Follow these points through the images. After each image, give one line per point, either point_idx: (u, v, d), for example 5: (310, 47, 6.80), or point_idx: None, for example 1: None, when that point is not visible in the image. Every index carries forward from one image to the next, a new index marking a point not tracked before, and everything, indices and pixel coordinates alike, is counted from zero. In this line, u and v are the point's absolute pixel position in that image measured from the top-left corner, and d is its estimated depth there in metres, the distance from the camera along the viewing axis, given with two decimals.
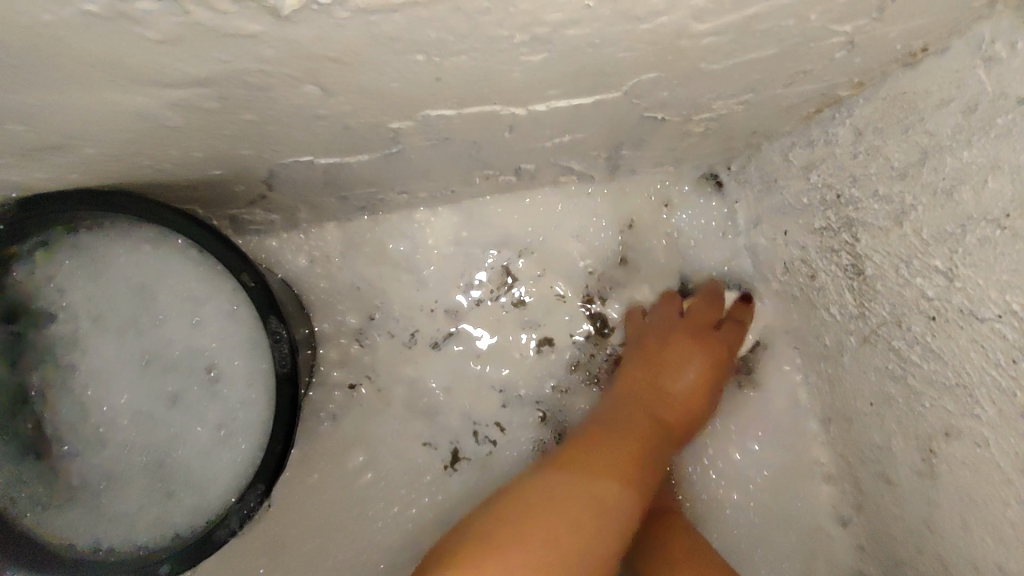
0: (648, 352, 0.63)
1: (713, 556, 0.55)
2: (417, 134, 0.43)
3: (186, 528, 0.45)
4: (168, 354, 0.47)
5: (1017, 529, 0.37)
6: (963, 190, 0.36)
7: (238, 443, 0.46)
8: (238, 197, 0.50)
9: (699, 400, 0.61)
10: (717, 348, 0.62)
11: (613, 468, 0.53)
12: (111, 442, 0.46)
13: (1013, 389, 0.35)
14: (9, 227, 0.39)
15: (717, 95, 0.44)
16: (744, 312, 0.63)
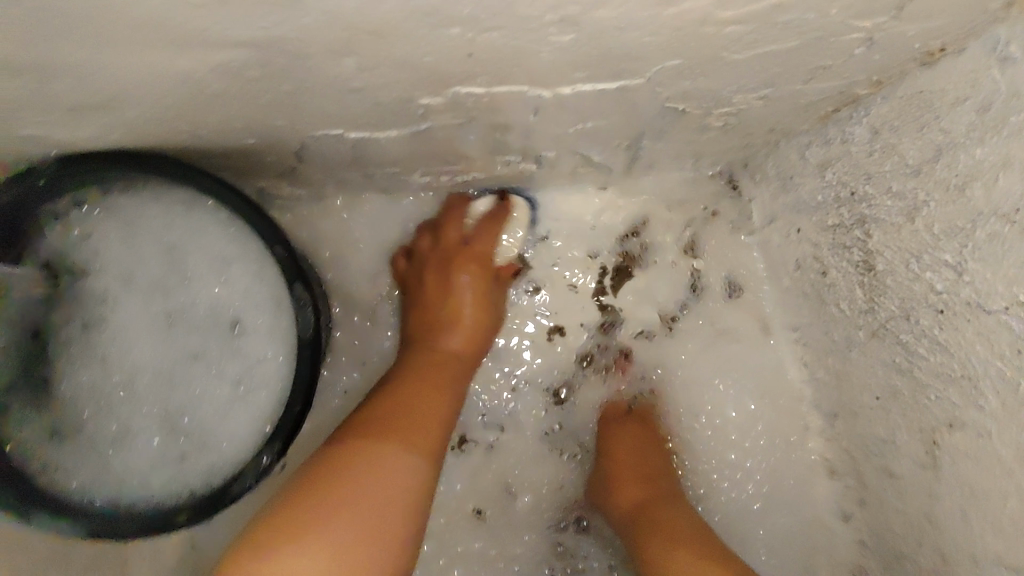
0: (420, 303, 0.62)
1: (711, 538, 0.54)
2: (446, 112, 0.45)
3: (204, 482, 0.46)
4: (191, 313, 0.48)
5: (1015, 520, 0.37)
6: (974, 186, 0.37)
7: (258, 398, 0.48)
8: (268, 169, 0.52)
9: (484, 315, 0.62)
10: (476, 262, 0.63)
11: (406, 392, 0.52)
12: (132, 397, 0.47)
13: (1017, 380, 0.36)
14: (47, 184, 0.41)
15: (738, 87, 0.45)
16: (498, 215, 0.64)
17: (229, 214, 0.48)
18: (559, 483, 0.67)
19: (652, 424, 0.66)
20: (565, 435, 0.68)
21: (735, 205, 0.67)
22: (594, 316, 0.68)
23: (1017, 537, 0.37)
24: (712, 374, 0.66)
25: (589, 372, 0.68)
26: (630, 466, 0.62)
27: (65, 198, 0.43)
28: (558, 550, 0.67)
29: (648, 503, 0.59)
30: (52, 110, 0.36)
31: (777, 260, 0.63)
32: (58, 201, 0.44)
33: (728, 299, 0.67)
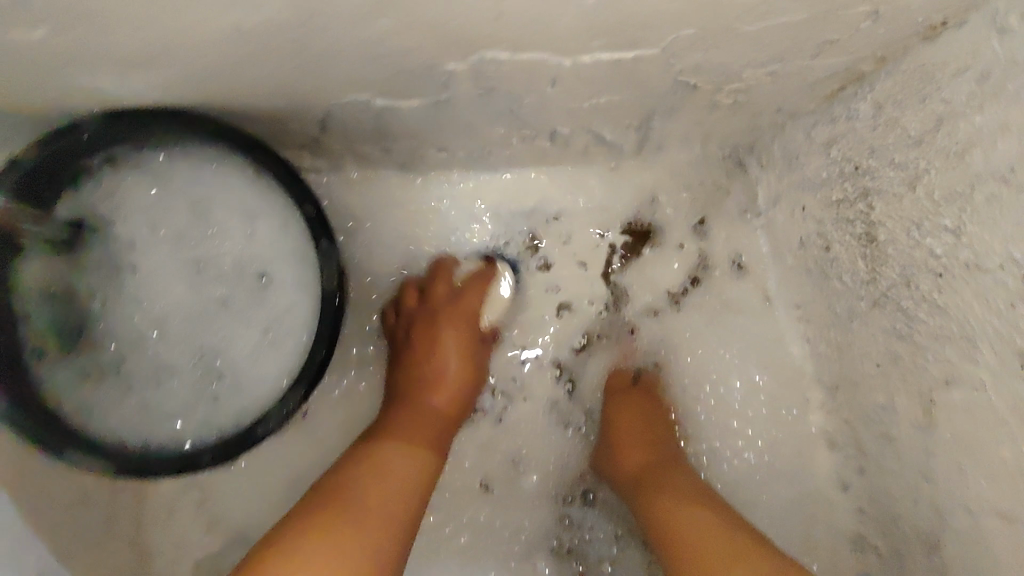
0: (405, 360, 0.64)
1: (717, 504, 0.56)
2: (468, 80, 0.46)
3: (231, 424, 0.52)
4: (220, 263, 0.52)
5: (1011, 470, 0.39)
6: (973, 151, 0.39)
7: (284, 345, 0.53)
8: (293, 137, 0.54)
9: (467, 379, 0.64)
10: (462, 321, 0.65)
11: (391, 448, 0.55)
12: (163, 344, 0.51)
13: (1011, 333, 0.38)
14: (86, 141, 0.46)
15: (748, 62, 0.47)
16: (486, 274, 0.67)
17: (256, 169, 0.51)
18: (565, 454, 0.69)
19: (653, 392, 0.68)
20: (572, 407, 0.70)
21: (741, 187, 0.69)
22: (602, 294, 0.70)
23: (1011, 486, 0.39)
24: (716, 350, 0.68)
25: (595, 348, 0.70)
26: (631, 432, 0.64)
27: (100, 154, 0.48)
28: (564, 521, 0.68)
29: (653, 466, 0.61)
30: (106, 61, 0.39)
31: (782, 239, 0.65)
32: (90, 156, 0.48)
33: (733, 278, 0.69)
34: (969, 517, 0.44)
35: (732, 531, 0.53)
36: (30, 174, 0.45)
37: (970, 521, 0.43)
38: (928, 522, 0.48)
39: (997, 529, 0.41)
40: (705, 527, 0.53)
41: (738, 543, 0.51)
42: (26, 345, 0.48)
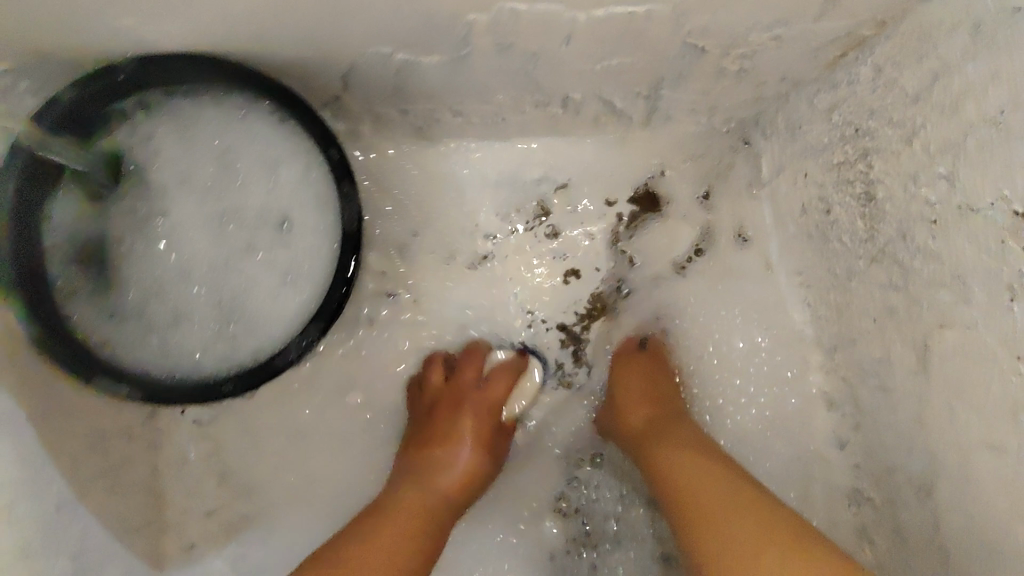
0: (425, 432, 0.66)
1: (715, 450, 0.58)
2: (487, 33, 0.49)
3: (252, 359, 0.54)
4: (244, 211, 0.54)
5: (999, 398, 0.42)
6: (967, 101, 0.42)
7: (303, 287, 0.56)
8: (316, 93, 0.56)
9: (480, 467, 0.65)
10: (484, 408, 0.67)
11: (394, 521, 0.56)
12: (188, 283, 0.54)
13: (998, 266, 0.41)
14: (120, 84, 0.49)
15: (754, 24, 0.49)
16: (518, 365, 0.70)
17: (282, 116, 0.54)
18: (568, 416, 0.72)
19: (660, 357, 0.70)
20: (576, 372, 0.73)
21: (745, 159, 0.71)
22: (608, 260, 0.73)
23: (998, 416, 0.43)
24: (719, 315, 0.71)
25: (600, 312, 0.73)
26: (634, 393, 0.66)
27: (131, 99, 0.51)
28: (569, 480, 0.71)
29: (656, 419, 0.63)
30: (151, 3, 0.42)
31: (784, 208, 0.67)
32: (126, 101, 0.51)
33: (737, 246, 0.71)
34: (959, 454, 0.46)
35: (732, 477, 0.54)
36: (70, 113, 0.48)
37: (960, 458, 0.46)
38: (921, 466, 0.50)
39: (984, 464, 0.44)
40: (706, 475, 0.55)
41: (736, 488, 0.53)
42: (57, 281, 0.50)
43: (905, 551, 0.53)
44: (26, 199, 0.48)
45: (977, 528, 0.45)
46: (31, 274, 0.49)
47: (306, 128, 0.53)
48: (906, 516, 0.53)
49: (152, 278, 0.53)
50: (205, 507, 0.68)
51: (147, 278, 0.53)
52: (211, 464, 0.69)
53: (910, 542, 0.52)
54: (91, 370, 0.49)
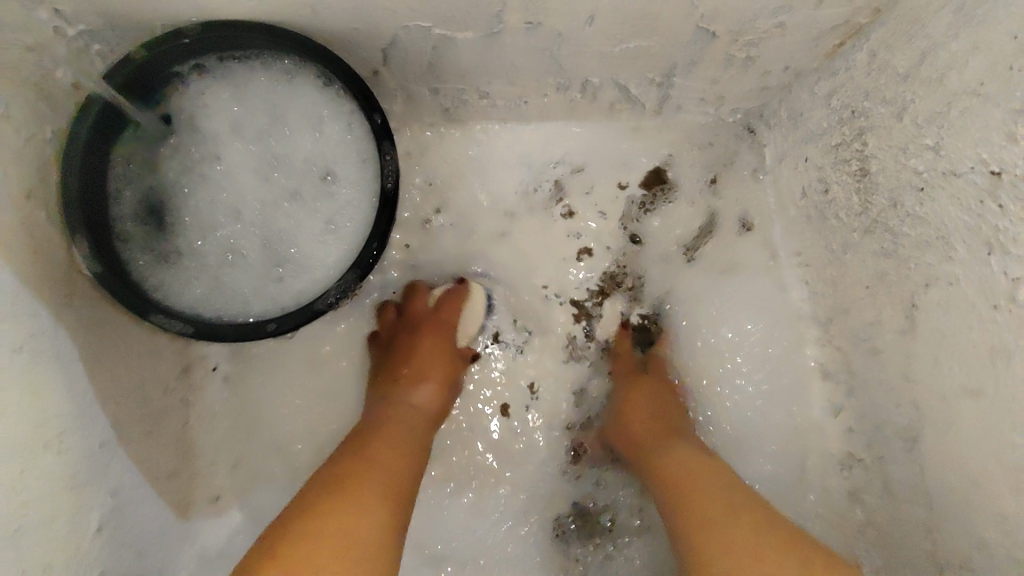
0: (388, 362, 0.69)
1: (718, 464, 0.62)
2: (520, 10, 0.54)
3: (293, 303, 0.61)
4: (292, 160, 0.60)
5: (976, 346, 0.47)
6: (952, 74, 0.47)
7: (342, 238, 0.62)
8: (357, 65, 0.61)
9: (447, 381, 0.68)
10: (439, 332, 0.70)
11: (380, 437, 0.60)
12: (236, 230, 0.60)
13: (978, 224, 0.45)
14: (182, 50, 0.54)
15: (760, 10, 0.54)
16: (460, 290, 0.73)
17: (329, 80, 0.59)
18: (579, 389, 0.75)
19: (660, 365, 0.74)
20: (586, 345, 0.75)
21: (751, 148, 0.75)
22: (620, 240, 0.76)
23: (977, 361, 0.47)
24: (722, 295, 0.74)
25: (610, 291, 0.76)
26: (641, 403, 0.69)
27: (189, 63, 0.56)
28: (576, 448, 0.75)
29: (661, 429, 0.67)
30: None
31: (785, 194, 0.72)
32: (184, 64, 0.56)
33: (738, 232, 0.75)
34: (942, 402, 0.51)
35: (734, 492, 0.58)
36: (137, 72, 0.54)
37: (943, 405, 0.51)
38: (910, 420, 0.56)
39: (964, 407, 0.49)
40: (713, 486, 0.58)
41: (736, 503, 0.56)
42: (117, 226, 0.57)
43: (892, 504, 0.59)
44: (94, 149, 0.54)
45: (961, 470, 0.50)
46: (95, 217, 0.55)
47: (352, 93, 0.58)
48: (895, 470, 0.58)
49: (203, 226, 0.59)
50: (229, 461, 0.71)
51: (198, 226, 0.59)
52: (237, 419, 0.72)
53: (896, 492, 0.58)
54: (147, 305, 0.55)
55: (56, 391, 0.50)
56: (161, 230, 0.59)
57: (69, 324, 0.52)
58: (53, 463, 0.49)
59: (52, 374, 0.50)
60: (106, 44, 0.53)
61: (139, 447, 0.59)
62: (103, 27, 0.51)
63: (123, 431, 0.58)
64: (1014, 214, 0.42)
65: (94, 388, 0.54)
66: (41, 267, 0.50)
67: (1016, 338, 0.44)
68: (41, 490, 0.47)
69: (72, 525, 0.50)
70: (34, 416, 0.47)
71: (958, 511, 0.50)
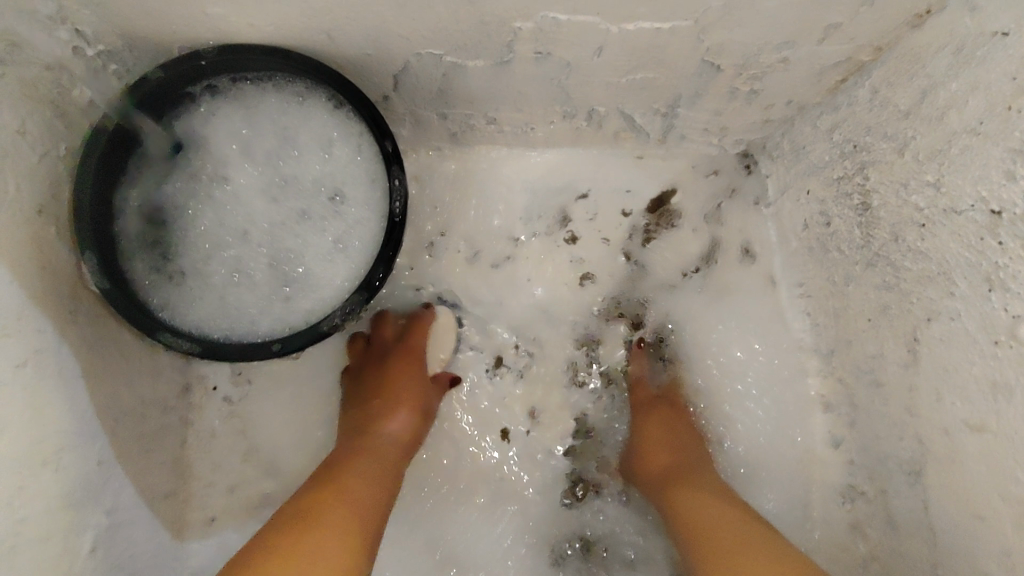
0: (360, 391, 0.68)
1: (732, 494, 0.62)
2: (531, 40, 0.55)
3: (299, 323, 0.61)
4: (301, 179, 0.61)
5: (978, 381, 0.48)
6: (951, 113, 0.48)
7: (350, 257, 0.62)
8: (367, 90, 0.62)
9: (421, 408, 0.67)
10: (413, 358, 0.70)
11: (355, 464, 0.59)
12: (244, 249, 0.61)
13: (977, 260, 0.46)
14: (197, 70, 0.55)
15: (766, 44, 0.54)
16: (428, 316, 0.73)
17: (339, 104, 0.60)
18: (579, 414, 0.75)
19: (680, 397, 0.74)
20: (588, 371, 0.76)
21: (753, 179, 0.75)
22: (622, 269, 0.76)
23: (980, 396, 0.47)
24: (722, 324, 0.75)
25: (610, 318, 0.76)
26: (659, 433, 0.70)
27: (202, 83, 0.57)
28: (575, 474, 0.74)
29: (680, 459, 0.67)
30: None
31: (787, 225, 0.72)
32: (195, 85, 0.57)
33: (741, 262, 0.75)
34: (946, 436, 0.51)
35: (752, 522, 0.57)
36: (152, 91, 0.54)
37: (947, 440, 0.51)
38: (912, 453, 0.56)
39: (966, 441, 0.49)
40: (724, 515, 0.58)
41: (746, 533, 0.56)
42: (126, 245, 0.57)
43: (895, 538, 0.58)
44: (106, 167, 0.55)
45: (964, 506, 0.49)
46: (105, 235, 0.56)
47: (364, 118, 0.59)
48: (897, 504, 0.58)
49: (210, 245, 0.60)
50: (226, 482, 0.69)
51: (207, 244, 0.60)
52: (236, 440, 0.70)
53: (899, 526, 0.58)
54: (153, 325, 0.56)
55: (57, 406, 0.50)
56: (168, 249, 0.59)
57: (72, 339, 0.52)
58: (50, 478, 0.49)
59: (54, 389, 0.50)
60: (122, 65, 0.54)
61: (134, 463, 0.59)
62: (122, 47, 0.52)
63: (121, 448, 0.58)
64: (1014, 251, 0.43)
65: (94, 404, 0.54)
66: (46, 282, 0.50)
67: (1018, 373, 0.44)
68: (37, 504, 0.47)
69: (66, 542, 0.50)
70: (34, 431, 0.47)
71: (962, 547, 0.50)
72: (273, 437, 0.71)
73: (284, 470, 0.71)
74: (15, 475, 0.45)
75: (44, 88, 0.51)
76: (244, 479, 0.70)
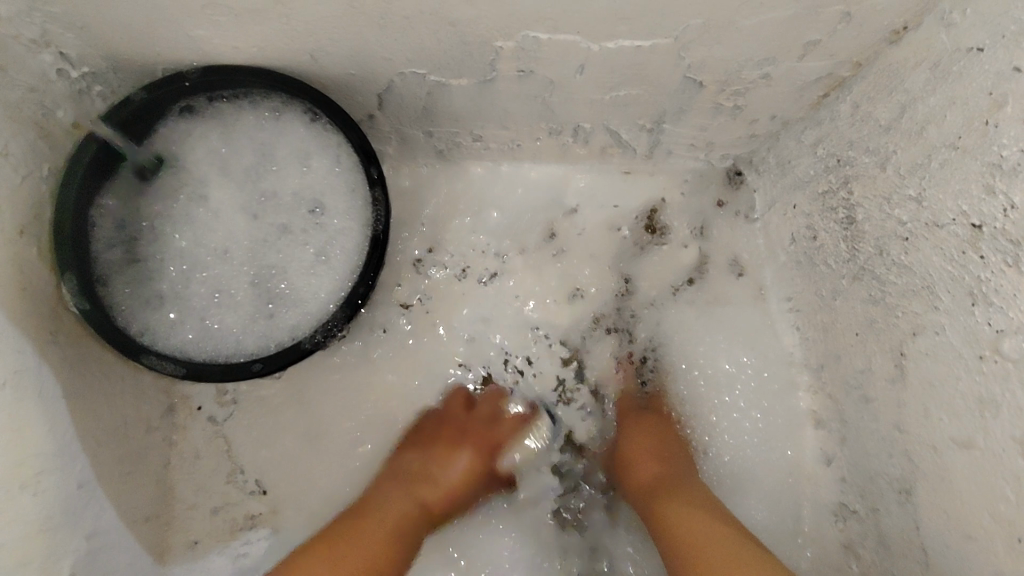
0: (424, 445, 0.71)
1: (722, 511, 0.61)
2: (513, 58, 0.55)
3: (282, 341, 0.61)
4: (281, 195, 0.61)
5: (965, 395, 0.47)
6: (930, 128, 0.48)
7: (332, 271, 0.62)
8: (352, 109, 0.63)
9: (467, 495, 0.70)
10: (490, 444, 0.72)
11: (385, 522, 0.62)
12: (225, 267, 0.60)
13: (960, 274, 0.46)
14: (177, 92, 0.55)
15: (746, 60, 0.55)
16: (530, 415, 0.74)
17: (321, 122, 0.60)
18: (568, 431, 0.76)
19: (661, 410, 0.74)
20: (577, 387, 0.76)
21: (740, 193, 0.75)
22: (611, 283, 0.76)
23: (967, 411, 0.47)
24: (712, 339, 0.74)
25: (600, 332, 0.76)
26: (644, 448, 0.69)
27: (180, 104, 0.57)
28: (562, 497, 0.75)
29: (667, 471, 0.66)
30: (223, 20, 0.48)
31: (775, 239, 0.72)
32: (173, 106, 0.57)
33: (730, 276, 0.75)
34: (934, 452, 0.51)
35: (744, 541, 0.56)
36: (133, 113, 0.55)
37: (936, 456, 0.51)
38: (902, 468, 0.55)
39: (955, 457, 0.49)
40: (714, 531, 0.58)
41: (740, 551, 0.55)
42: (104, 266, 0.57)
43: (887, 555, 0.57)
44: (87, 189, 0.55)
45: (955, 522, 0.49)
46: (86, 257, 0.56)
47: (351, 144, 0.60)
48: (889, 521, 0.57)
49: (192, 263, 0.60)
50: (212, 504, 0.68)
51: (189, 262, 0.60)
52: (222, 461, 0.69)
53: (891, 544, 0.57)
54: (136, 350, 0.56)
55: (36, 429, 0.49)
56: (148, 270, 0.59)
57: (53, 362, 0.52)
58: (28, 503, 0.48)
59: (34, 413, 0.49)
60: (107, 86, 0.54)
61: (116, 484, 0.59)
62: (107, 69, 0.53)
63: (104, 471, 0.57)
64: (996, 265, 0.43)
65: (75, 427, 0.54)
66: (26, 305, 0.50)
67: (1004, 389, 0.44)
68: (15, 529, 0.47)
69: (44, 566, 0.49)
70: (12, 454, 0.47)
71: (954, 565, 0.49)
72: (258, 457, 0.70)
73: (270, 491, 0.70)
74: None
75: (28, 110, 0.51)
76: (231, 499, 0.69)
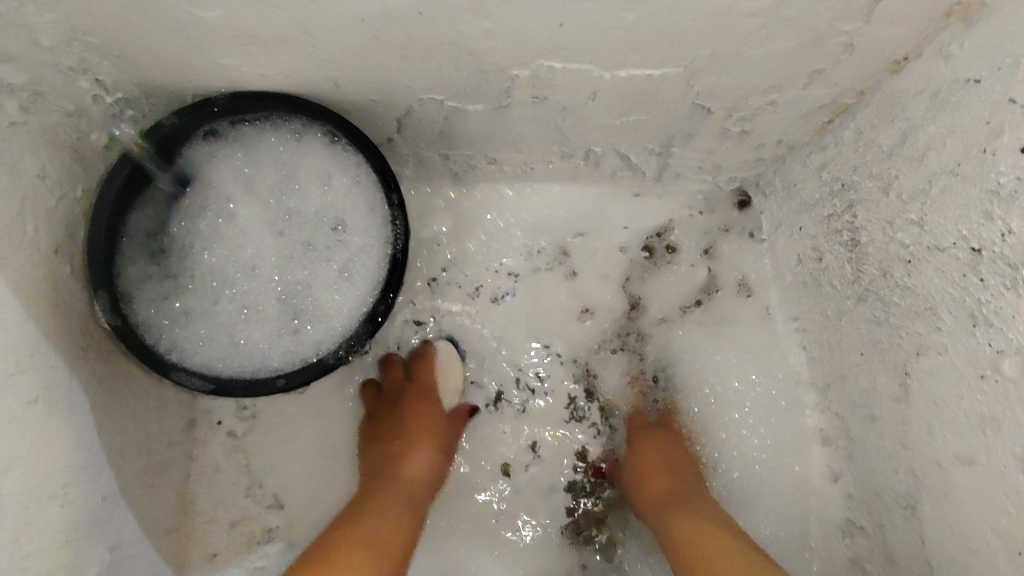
0: (377, 437, 0.71)
1: (728, 524, 0.62)
2: (528, 85, 0.57)
3: (305, 356, 0.63)
4: (304, 214, 0.63)
5: (968, 413, 0.48)
6: (930, 155, 0.49)
7: (353, 287, 0.64)
8: (372, 132, 0.65)
9: (442, 446, 0.70)
10: (422, 396, 0.72)
11: (372, 511, 0.62)
12: (249, 284, 0.62)
13: (961, 295, 0.47)
14: (205, 118, 0.57)
15: (753, 88, 0.57)
16: (430, 350, 0.74)
17: (343, 146, 0.63)
18: (581, 449, 0.76)
19: (674, 429, 0.74)
20: (589, 406, 0.77)
21: (747, 215, 0.77)
22: (622, 303, 0.77)
23: (970, 430, 0.48)
24: (720, 357, 0.76)
25: (611, 350, 0.77)
26: (655, 464, 0.70)
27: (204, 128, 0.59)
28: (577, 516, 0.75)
29: (677, 488, 0.67)
30: (251, 50, 0.50)
31: (781, 260, 0.74)
32: (198, 130, 0.59)
33: (737, 296, 0.76)
34: (939, 469, 0.52)
35: (749, 553, 0.58)
36: (164, 138, 0.57)
37: (941, 473, 0.52)
38: (908, 486, 0.56)
39: (959, 475, 0.50)
40: (718, 544, 0.59)
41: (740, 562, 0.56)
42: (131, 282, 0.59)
43: (894, 571, 0.58)
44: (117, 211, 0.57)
45: (960, 538, 0.50)
46: (115, 274, 0.57)
47: (372, 169, 0.63)
48: (895, 537, 0.58)
49: (215, 280, 0.61)
50: (230, 516, 0.69)
51: (213, 278, 0.61)
52: (239, 474, 0.71)
53: (899, 562, 0.57)
54: (166, 366, 0.58)
55: (66, 440, 0.51)
56: (173, 286, 0.60)
57: (82, 375, 0.54)
58: (57, 512, 0.50)
59: (64, 424, 0.51)
60: (139, 110, 0.57)
61: (138, 494, 0.60)
62: (139, 95, 0.55)
63: (127, 481, 0.59)
64: (995, 287, 0.44)
65: (102, 439, 0.55)
66: (59, 319, 0.52)
67: (1005, 408, 0.45)
68: (45, 536, 0.48)
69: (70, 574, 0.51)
70: (44, 464, 0.49)
71: None
72: (278, 471, 0.71)
73: (288, 505, 0.71)
74: (25, 509, 0.47)
75: (63, 134, 0.53)
76: (248, 512, 0.70)
